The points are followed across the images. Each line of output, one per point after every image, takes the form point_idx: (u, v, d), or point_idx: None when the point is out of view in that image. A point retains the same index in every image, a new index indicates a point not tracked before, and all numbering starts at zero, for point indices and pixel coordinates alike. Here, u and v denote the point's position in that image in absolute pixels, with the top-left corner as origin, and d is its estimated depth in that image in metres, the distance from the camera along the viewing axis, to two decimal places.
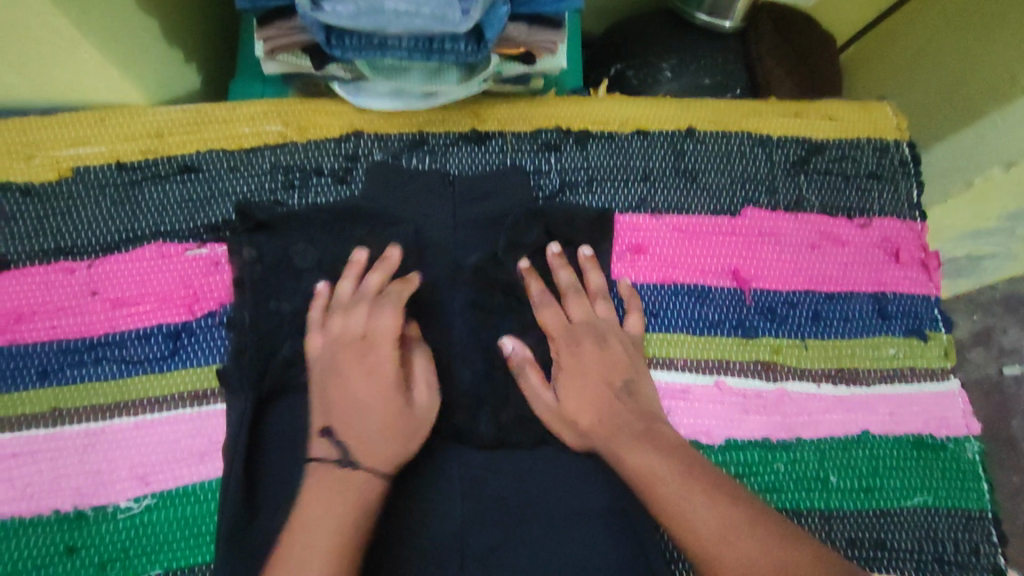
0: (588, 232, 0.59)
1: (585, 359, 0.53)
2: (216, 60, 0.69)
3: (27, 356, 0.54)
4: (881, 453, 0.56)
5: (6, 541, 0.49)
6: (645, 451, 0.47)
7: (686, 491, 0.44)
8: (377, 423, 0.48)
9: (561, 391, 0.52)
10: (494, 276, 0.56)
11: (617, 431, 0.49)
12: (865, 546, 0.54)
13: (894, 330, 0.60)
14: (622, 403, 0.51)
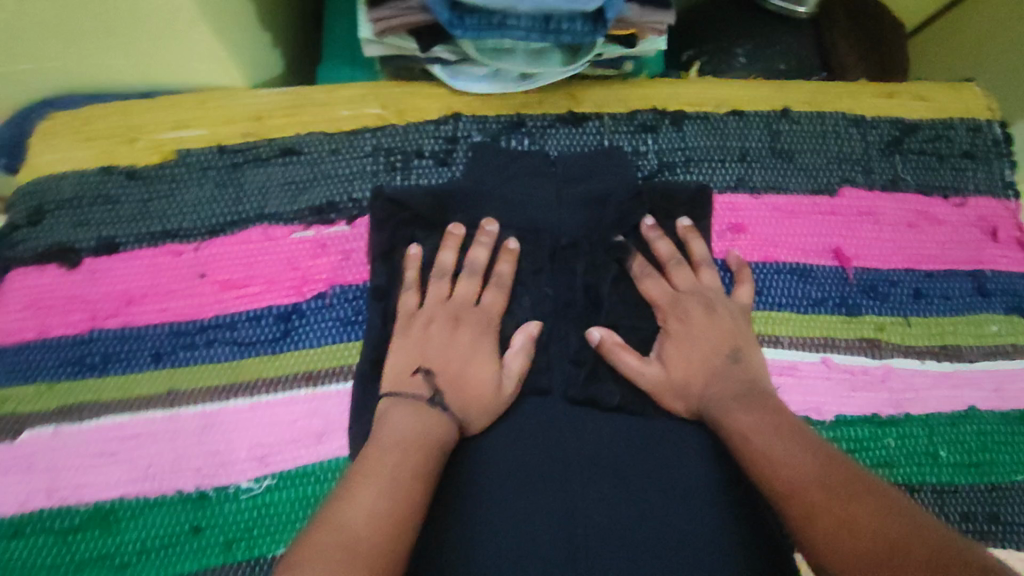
0: (691, 210, 0.59)
1: (692, 328, 0.53)
2: (301, 48, 0.69)
3: (140, 338, 0.53)
4: (989, 428, 0.56)
5: (131, 521, 0.49)
6: (745, 416, 0.46)
7: (779, 448, 0.43)
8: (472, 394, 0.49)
9: (665, 361, 0.52)
10: (603, 255, 0.56)
11: (722, 397, 0.49)
12: (981, 521, 0.53)
13: (994, 308, 0.60)
14: (727, 370, 0.50)
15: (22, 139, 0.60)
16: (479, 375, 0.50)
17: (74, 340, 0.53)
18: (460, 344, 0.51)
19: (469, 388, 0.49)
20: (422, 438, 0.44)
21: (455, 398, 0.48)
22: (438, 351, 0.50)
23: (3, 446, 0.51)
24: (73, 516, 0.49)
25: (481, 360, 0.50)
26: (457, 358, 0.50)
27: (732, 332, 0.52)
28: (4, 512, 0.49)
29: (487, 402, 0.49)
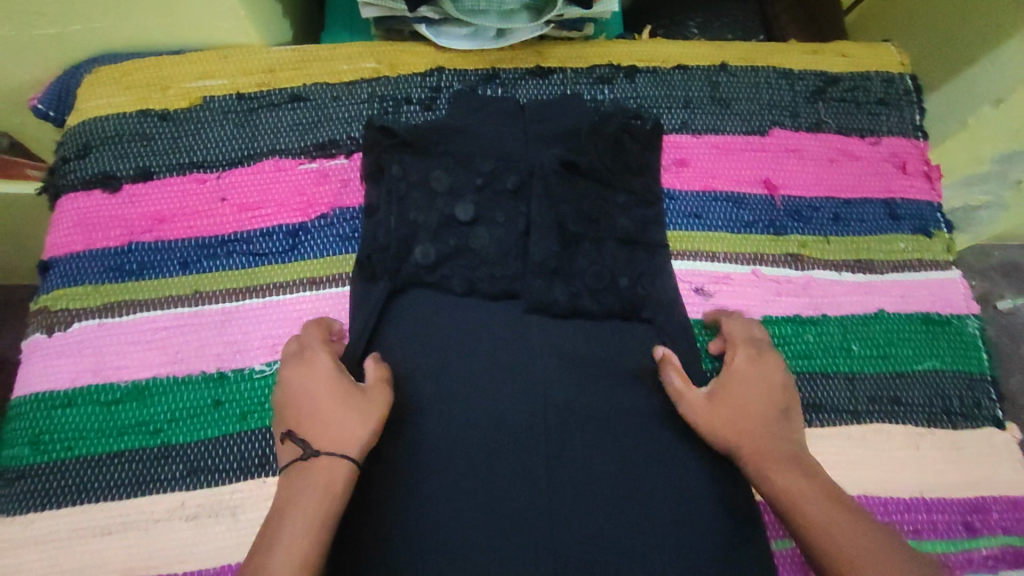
0: (643, 143, 0.67)
1: (742, 377, 0.57)
2: (306, 18, 0.80)
3: (171, 249, 0.63)
4: (896, 327, 0.66)
5: (162, 395, 0.59)
6: (796, 474, 0.50)
7: (826, 507, 0.48)
8: (346, 417, 0.52)
9: (718, 400, 0.56)
10: (561, 179, 0.63)
11: (770, 451, 0.52)
12: (884, 401, 0.63)
13: (903, 229, 0.69)
14: (774, 425, 0.54)
15: (70, 92, 0.71)
16: (336, 408, 0.52)
17: (115, 250, 0.63)
18: (308, 387, 0.53)
19: (333, 421, 0.51)
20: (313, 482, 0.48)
21: (331, 430, 0.50)
22: (293, 404, 0.52)
23: (57, 334, 0.61)
24: (116, 391, 0.59)
25: (342, 397, 0.53)
26: (312, 401, 0.52)
27: (781, 397, 0.56)
28: (58, 387, 0.59)
29: (360, 420, 0.52)
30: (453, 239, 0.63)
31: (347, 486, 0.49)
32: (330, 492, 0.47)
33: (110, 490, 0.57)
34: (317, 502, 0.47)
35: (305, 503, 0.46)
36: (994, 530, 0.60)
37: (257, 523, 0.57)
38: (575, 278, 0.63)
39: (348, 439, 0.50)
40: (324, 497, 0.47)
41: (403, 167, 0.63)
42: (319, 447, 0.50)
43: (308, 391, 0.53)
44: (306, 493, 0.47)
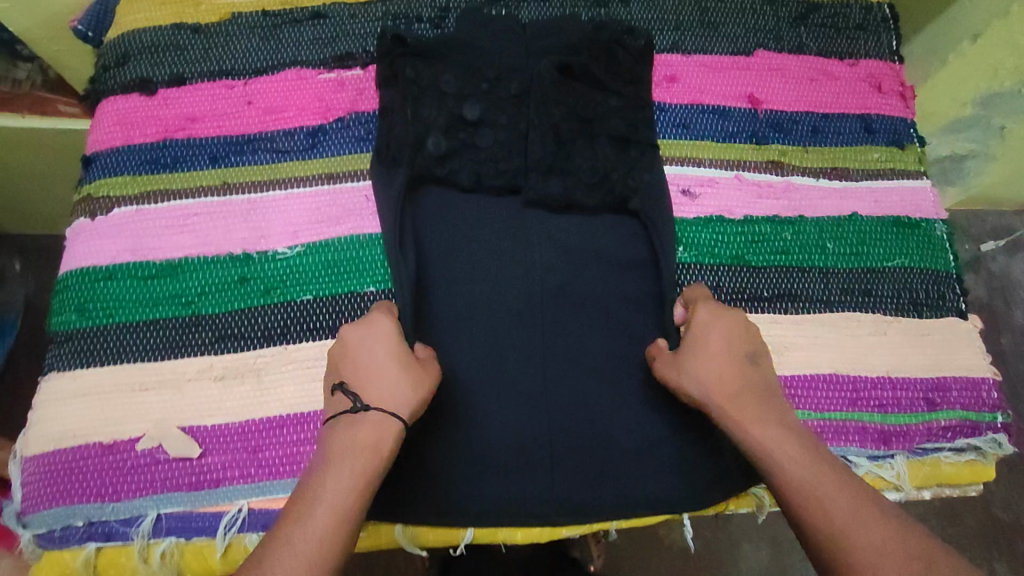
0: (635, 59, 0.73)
1: (709, 335, 0.58)
2: None
3: (202, 146, 0.70)
4: (869, 228, 0.71)
5: (193, 272, 0.65)
6: (772, 430, 0.53)
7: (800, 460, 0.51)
8: (400, 394, 0.54)
9: (699, 364, 0.57)
10: (559, 86, 0.69)
11: (747, 408, 0.54)
12: (856, 294, 0.68)
13: (878, 141, 0.74)
14: (745, 376, 0.56)
15: (108, 12, 0.77)
16: (392, 371, 0.55)
17: (151, 146, 0.69)
18: (368, 346, 0.56)
19: (388, 382, 0.54)
20: (362, 439, 0.52)
21: (386, 403, 0.54)
22: (353, 361, 0.56)
23: (99, 217, 0.67)
24: (152, 267, 0.65)
25: (402, 374, 0.55)
26: (371, 358, 0.56)
27: (749, 346, 0.58)
28: (100, 263, 0.65)
29: (413, 403, 0.54)
30: (459, 138, 0.69)
31: (390, 447, 0.52)
32: (375, 452, 0.51)
33: (148, 352, 0.63)
34: (361, 466, 0.50)
35: (349, 461, 0.51)
36: (953, 406, 0.65)
37: (279, 383, 0.63)
38: (572, 176, 0.68)
39: (394, 414, 0.53)
40: (370, 455, 0.51)
41: (415, 72, 0.69)
42: (371, 402, 0.53)
43: (368, 350, 0.56)
44: (352, 448, 0.51)
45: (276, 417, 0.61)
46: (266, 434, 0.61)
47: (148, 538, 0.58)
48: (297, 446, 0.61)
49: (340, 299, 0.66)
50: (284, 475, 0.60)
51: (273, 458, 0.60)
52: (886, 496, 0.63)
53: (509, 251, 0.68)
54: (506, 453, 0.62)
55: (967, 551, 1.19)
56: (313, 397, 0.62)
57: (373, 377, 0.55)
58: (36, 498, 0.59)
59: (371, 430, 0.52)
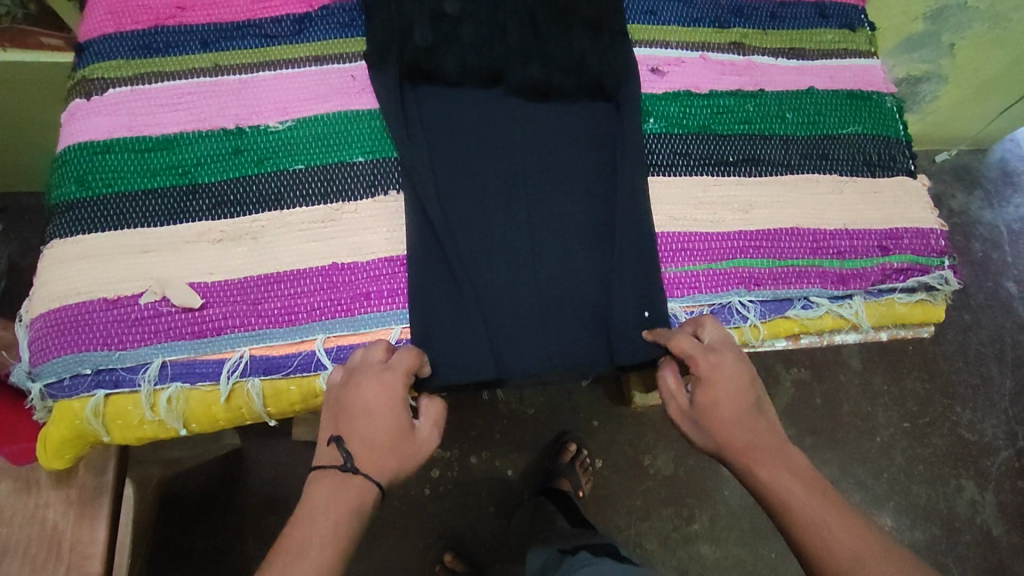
0: None
1: (717, 388, 0.58)
2: None
3: (193, 32, 0.72)
4: (824, 101, 0.76)
5: (188, 147, 0.68)
6: (781, 472, 0.56)
7: (807, 500, 0.54)
8: (387, 461, 0.56)
9: (702, 417, 0.58)
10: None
11: (756, 452, 0.56)
12: (815, 158, 0.74)
13: (831, 25, 0.80)
14: (749, 422, 0.58)
15: None
16: (387, 440, 0.56)
17: (143, 32, 0.72)
18: (369, 403, 0.57)
19: (383, 452, 0.56)
20: (347, 495, 0.55)
21: (372, 464, 0.56)
22: (350, 409, 0.57)
23: (95, 98, 0.70)
24: (148, 142, 0.68)
25: (395, 442, 0.57)
26: (372, 424, 0.56)
27: (750, 395, 0.58)
28: (97, 138, 0.68)
29: (397, 469, 0.57)
30: (443, 30, 0.71)
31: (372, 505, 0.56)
32: (356, 510, 0.54)
33: (146, 219, 0.66)
34: (340, 520, 0.53)
35: (330, 520, 0.53)
36: (904, 251, 0.70)
37: (275, 243, 0.66)
38: (547, 57, 0.72)
39: (378, 475, 0.56)
40: (349, 518, 0.54)
41: None
42: (361, 467, 0.55)
43: (371, 415, 0.56)
44: (333, 509, 0.54)
45: (273, 274, 0.65)
46: (264, 289, 0.64)
47: (154, 384, 0.61)
48: (295, 298, 0.64)
49: (331, 169, 0.69)
50: (283, 324, 0.63)
51: (272, 309, 0.63)
52: (792, 341, 0.69)
53: (493, 124, 0.71)
54: (494, 307, 0.66)
55: (922, 473, 1.29)
56: (309, 255, 0.66)
57: (364, 432, 0.56)
58: (43, 351, 0.61)
59: (353, 481, 0.55)
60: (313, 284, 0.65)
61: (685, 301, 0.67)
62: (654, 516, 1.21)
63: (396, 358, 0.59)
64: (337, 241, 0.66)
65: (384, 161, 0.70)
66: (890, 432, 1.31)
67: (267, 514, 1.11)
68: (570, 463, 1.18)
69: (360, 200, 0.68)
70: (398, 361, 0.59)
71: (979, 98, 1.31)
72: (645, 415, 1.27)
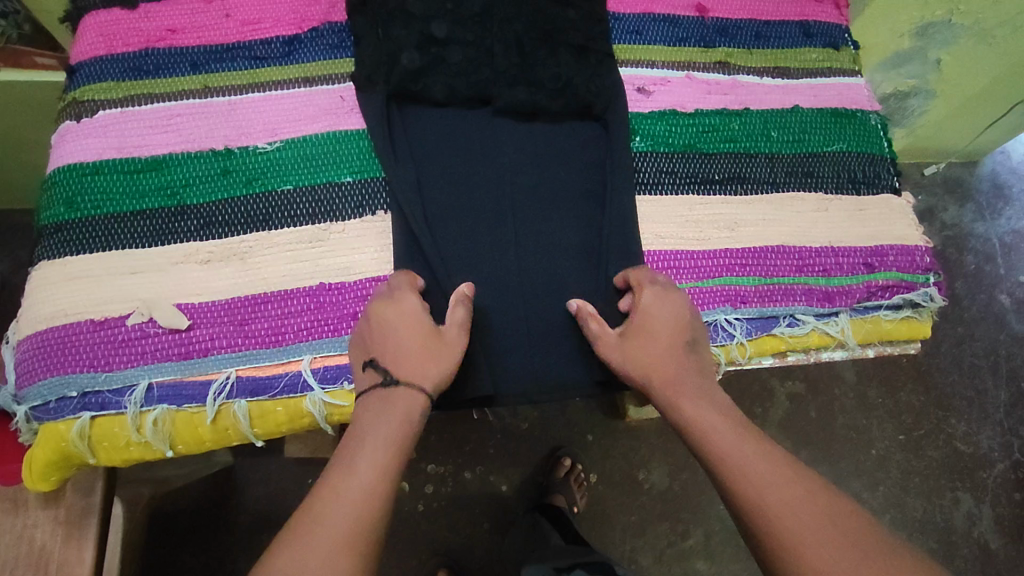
0: None
1: (652, 325, 0.62)
2: None
3: (183, 54, 0.73)
4: (809, 119, 0.77)
5: (177, 167, 0.69)
6: (704, 407, 0.58)
7: (727, 435, 0.56)
8: (424, 362, 0.58)
9: (630, 352, 0.61)
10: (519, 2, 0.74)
11: (682, 388, 0.59)
12: (800, 176, 0.74)
13: (815, 43, 0.81)
14: (679, 358, 0.61)
15: None
16: (416, 346, 0.59)
17: (134, 54, 0.73)
18: (390, 319, 0.59)
19: (413, 359, 0.58)
20: (390, 413, 0.56)
21: (411, 371, 0.58)
22: (376, 334, 0.59)
23: (85, 120, 0.70)
24: (137, 163, 0.68)
25: (426, 348, 0.59)
26: (396, 336, 0.59)
27: (686, 333, 0.62)
28: (86, 159, 0.68)
29: (436, 370, 0.58)
30: (432, 53, 0.72)
31: (421, 418, 0.57)
32: (395, 444, 0.54)
33: (135, 240, 0.66)
34: (378, 475, 0.53)
35: (349, 498, 0.51)
36: (889, 268, 0.70)
37: (263, 264, 0.66)
38: (534, 80, 0.73)
39: (421, 379, 0.58)
40: (366, 495, 0.51)
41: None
42: (404, 377, 0.57)
43: (396, 329, 0.59)
44: (348, 485, 0.52)
45: (261, 294, 0.65)
46: (251, 310, 0.64)
47: (140, 407, 0.61)
48: (281, 319, 0.64)
49: (320, 189, 0.69)
50: (270, 345, 0.63)
51: (259, 330, 0.63)
52: (778, 358, 0.69)
53: (480, 144, 0.72)
54: (482, 326, 0.66)
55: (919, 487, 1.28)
56: (297, 276, 0.66)
57: (392, 347, 0.58)
58: (29, 373, 0.61)
59: (399, 393, 0.57)
60: (300, 304, 0.65)
61: None
62: (650, 532, 1.21)
63: (404, 284, 0.62)
64: (324, 261, 0.67)
65: (372, 181, 0.70)
66: (886, 445, 1.30)
67: (260, 532, 1.10)
68: (564, 479, 1.17)
69: (348, 220, 0.68)
70: (408, 284, 0.62)
71: (967, 111, 1.32)
72: (639, 430, 1.26)
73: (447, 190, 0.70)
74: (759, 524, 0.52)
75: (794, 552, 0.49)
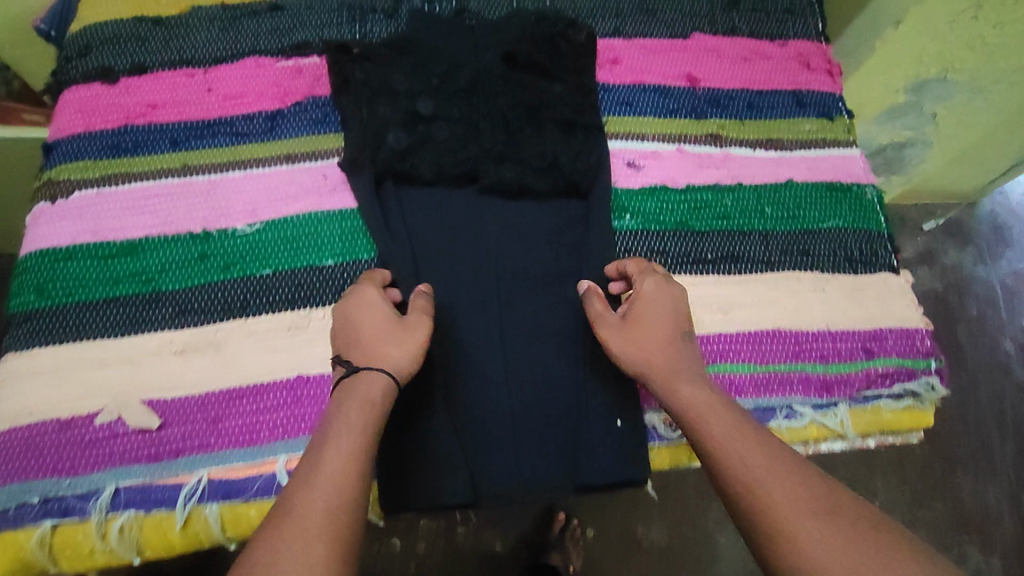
0: (574, 56, 0.75)
1: (650, 312, 0.60)
2: None
3: (162, 131, 0.71)
4: (804, 194, 0.75)
5: (153, 251, 0.67)
6: (701, 395, 0.55)
7: (725, 421, 0.53)
8: (381, 346, 0.56)
9: (628, 336, 0.59)
10: (507, 77, 0.72)
11: (678, 373, 0.57)
12: (795, 254, 0.72)
13: (809, 114, 0.79)
14: (676, 346, 0.59)
15: (71, 10, 0.80)
16: (374, 333, 0.57)
17: (112, 132, 0.71)
18: (350, 313, 0.59)
19: (374, 343, 0.56)
20: (354, 402, 0.52)
21: (369, 357, 0.55)
22: (339, 331, 0.58)
23: (60, 202, 0.68)
24: (111, 247, 0.66)
25: (383, 334, 0.57)
26: (355, 326, 0.57)
27: (681, 324, 0.61)
28: (59, 244, 0.66)
29: (394, 357, 0.56)
30: (417, 132, 0.70)
31: (385, 404, 0.53)
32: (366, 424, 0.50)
33: (107, 329, 0.64)
34: (349, 462, 0.48)
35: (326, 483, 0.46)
36: (888, 353, 0.68)
37: (239, 356, 0.64)
38: (521, 158, 0.71)
39: (380, 365, 0.55)
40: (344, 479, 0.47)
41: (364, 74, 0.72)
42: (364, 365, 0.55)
43: (355, 320, 0.58)
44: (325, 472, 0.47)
45: (236, 388, 0.62)
46: (225, 406, 0.62)
47: (106, 513, 0.58)
48: (256, 415, 0.62)
49: (300, 273, 0.67)
50: (244, 444, 0.61)
51: (233, 428, 0.61)
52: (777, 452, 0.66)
53: (468, 225, 0.70)
54: (469, 419, 0.64)
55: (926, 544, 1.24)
56: (274, 368, 0.63)
57: (352, 339, 0.57)
58: None
59: (359, 380, 0.54)
60: (277, 398, 0.62)
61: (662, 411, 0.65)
62: None
63: (368, 281, 0.62)
64: (302, 351, 0.64)
65: (354, 265, 0.68)
66: (889, 500, 1.27)
67: None
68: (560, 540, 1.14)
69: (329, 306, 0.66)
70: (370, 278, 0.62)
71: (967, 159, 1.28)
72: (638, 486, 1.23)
73: (432, 275, 0.68)
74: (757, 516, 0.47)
75: (794, 545, 0.44)
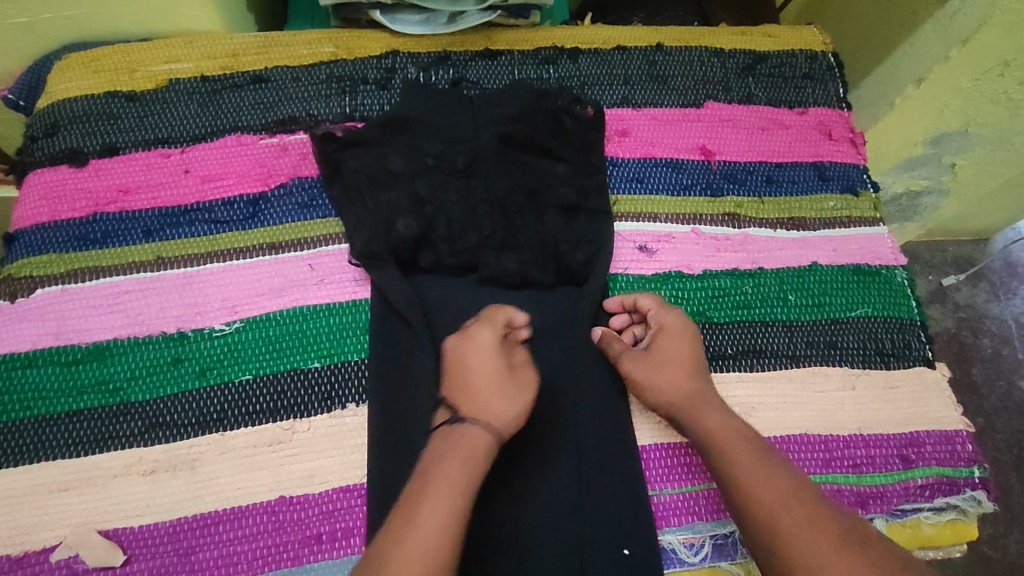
0: (581, 134, 0.72)
1: (669, 342, 0.62)
2: (259, 12, 0.84)
3: (135, 219, 0.66)
4: (830, 278, 0.69)
5: (123, 355, 0.61)
6: (722, 423, 0.57)
7: (749, 457, 0.54)
8: (492, 399, 0.55)
9: (650, 365, 0.61)
10: (507, 159, 0.68)
11: (701, 403, 0.58)
12: (821, 346, 0.66)
13: (832, 188, 0.74)
14: (698, 376, 0.60)
15: (40, 81, 0.74)
16: (490, 387, 0.56)
17: (80, 221, 0.65)
18: (469, 360, 0.57)
19: (488, 397, 0.55)
20: (456, 463, 0.52)
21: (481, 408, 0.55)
22: (457, 376, 0.57)
23: (20, 300, 0.62)
24: (77, 352, 0.61)
25: (498, 390, 0.56)
26: (474, 374, 0.56)
27: (699, 353, 0.62)
28: (18, 349, 0.61)
29: (505, 414, 0.55)
30: (411, 217, 0.64)
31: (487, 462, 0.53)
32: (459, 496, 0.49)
33: (70, 447, 0.57)
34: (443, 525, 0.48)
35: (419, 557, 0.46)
36: (928, 462, 0.63)
37: (214, 475, 0.57)
38: (524, 246, 0.66)
39: (493, 417, 0.55)
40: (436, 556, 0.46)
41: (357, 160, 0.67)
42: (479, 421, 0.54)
43: (474, 368, 0.57)
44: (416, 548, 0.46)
45: (211, 514, 0.56)
46: (198, 535, 0.55)
47: None
48: (233, 546, 0.55)
49: (282, 378, 0.61)
50: None
51: (206, 562, 0.55)
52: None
53: (466, 319, 0.64)
54: (467, 552, 0.56)
55: None
56: (253, 489, 0.57)
57: (469, 384, 0.56)
58: None
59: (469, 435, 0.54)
60: (257, 525, 0.56)
61: (682, 530, 0.59)
62: None
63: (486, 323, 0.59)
64: (285, 469, 0.58)
65: (343, 366, 0.62)
66: None
67: None
68: None
69: (314, 416, 0.60)
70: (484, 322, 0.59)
71: (992, 199, 1.10)
72: None
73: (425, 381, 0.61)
74: (776, 546, 0.49)
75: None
